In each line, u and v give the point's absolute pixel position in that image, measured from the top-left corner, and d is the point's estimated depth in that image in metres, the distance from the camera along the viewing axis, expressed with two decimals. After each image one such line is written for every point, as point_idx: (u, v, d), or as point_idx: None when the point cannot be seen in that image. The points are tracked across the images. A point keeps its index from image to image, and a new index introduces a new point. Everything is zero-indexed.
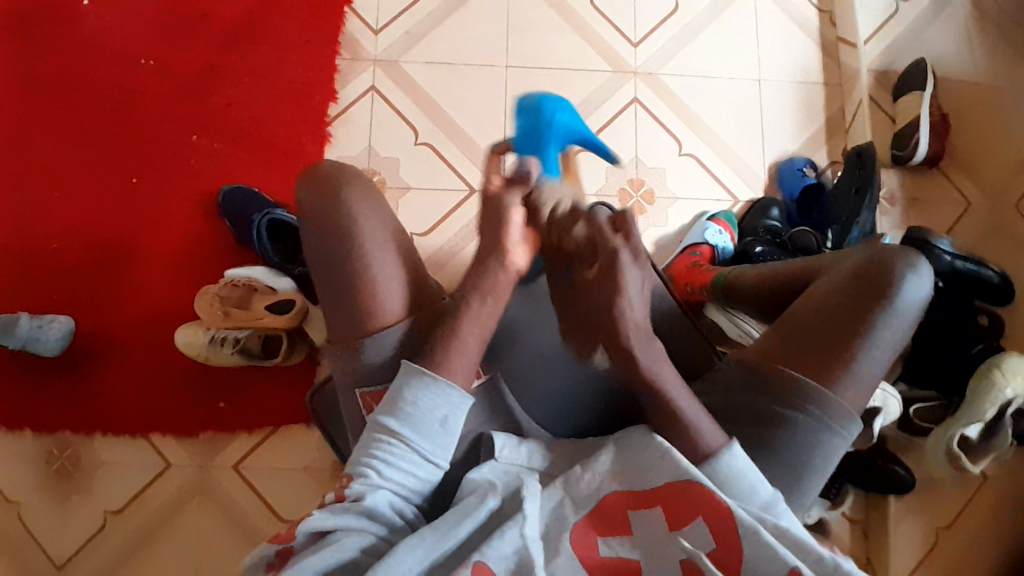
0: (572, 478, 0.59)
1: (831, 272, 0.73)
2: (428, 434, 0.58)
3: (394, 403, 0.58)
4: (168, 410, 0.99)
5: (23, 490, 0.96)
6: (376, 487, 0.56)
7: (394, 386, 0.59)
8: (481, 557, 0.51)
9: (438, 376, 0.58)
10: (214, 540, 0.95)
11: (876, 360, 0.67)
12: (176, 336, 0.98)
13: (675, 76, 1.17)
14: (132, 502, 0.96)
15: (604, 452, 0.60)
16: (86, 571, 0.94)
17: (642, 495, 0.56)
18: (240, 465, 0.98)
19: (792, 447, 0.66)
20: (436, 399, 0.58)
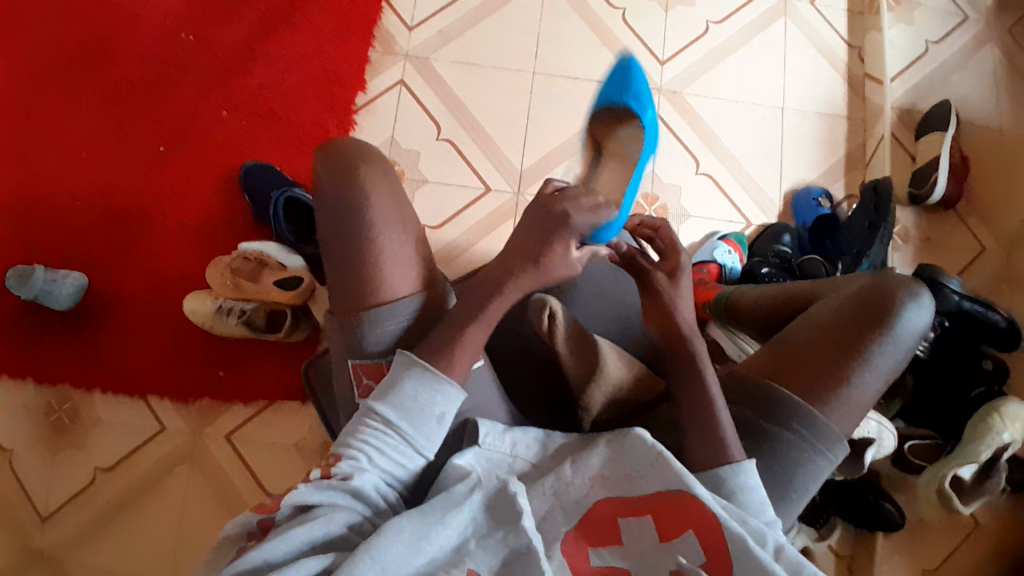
0: (562, 481, 0.56)
1: (832, 296, 0.73)
2: (423, 429, 0.57)
3: (391, 389, 0.57)
4: (168, 373, 1.01)
5: (16, 439, 0.98)
6: (365, 470, 0.55)
7: (399, 374, 0.58)
8: (473, 565, 0.50)
9: (440, 374, 0.58)
10: (198, 507, 0.96)
11: (868, 385, 0.67)
12: (184, 303, 1.00)
13: (698, 96, 1.18)
14: (122, 461, 0.98)
15: (595, 452, 0.56)
16: (68, 524, 0.95)
17: (633, 501, 0.54)
18: (233, 435, 0.99)
19: (776, 464, 0.65)
20: (434, 396, 0.57)
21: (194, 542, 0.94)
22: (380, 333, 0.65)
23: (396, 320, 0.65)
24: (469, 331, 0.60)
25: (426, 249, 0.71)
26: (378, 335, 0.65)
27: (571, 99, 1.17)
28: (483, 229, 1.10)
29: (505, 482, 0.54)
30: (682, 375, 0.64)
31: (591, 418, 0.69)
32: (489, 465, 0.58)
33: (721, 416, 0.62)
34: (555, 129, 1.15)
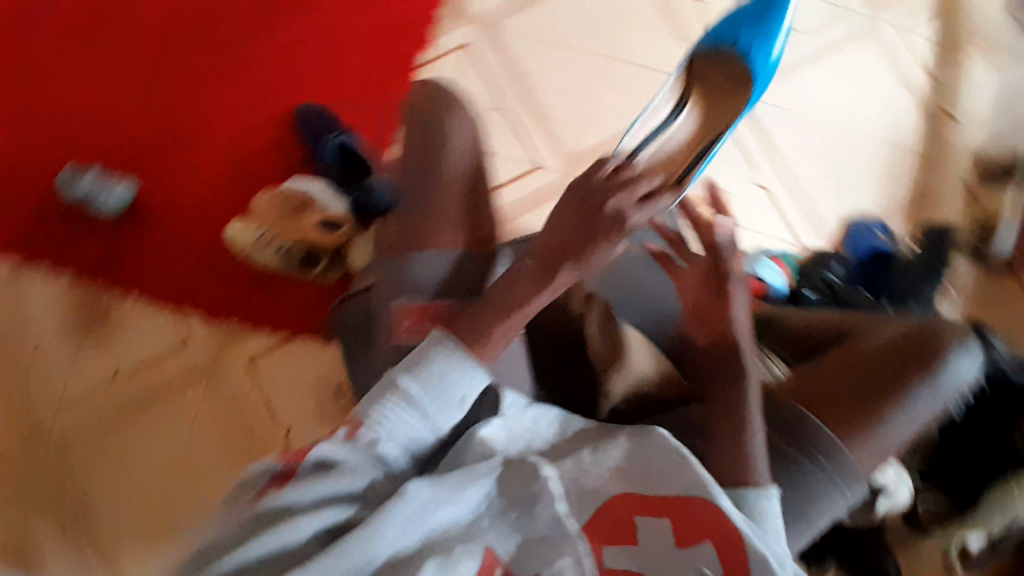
0: (576, 470, 0.55)
1: (873, 335, 0.74)
2: (447, 410, 0.54)
3: (417, 363, 0.54)
4: (200, 290, 1.02)
5: (46, 328, 1.00)
6: (389, 439, 0.52)
7: (431, 351, 0.55)
8: (490, 543, 0.50)
9: (467, 355, 0.55)
10: (210, 422, 0.98)
11: (898, 430, 0.67)
12: (227, 228, 1.01)
13: (772, 105, 1.14)
14: (143, 365, 1.00)
15: (615, 445, 0.56)
16: (82, 416, 0.97)
17: (652, 500, 0.53)
18: (254, 359, 1.01)
19: (791, 490, 0.63)
20: (462, 378, 0.54)
21: (200, 458, 0.96)
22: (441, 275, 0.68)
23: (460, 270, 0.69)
24: (510, 318, 0.58)
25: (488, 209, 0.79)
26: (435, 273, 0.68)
27: (636, 88, 1.15)
28: (530, 203, 1.09)
29: (534, 465, 0.52)
30: (720, 383, 0.65)
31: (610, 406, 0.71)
32: (504, 438, 0.56)
33: (753, 437, 0.61)
34: (617, 115, 1.14)
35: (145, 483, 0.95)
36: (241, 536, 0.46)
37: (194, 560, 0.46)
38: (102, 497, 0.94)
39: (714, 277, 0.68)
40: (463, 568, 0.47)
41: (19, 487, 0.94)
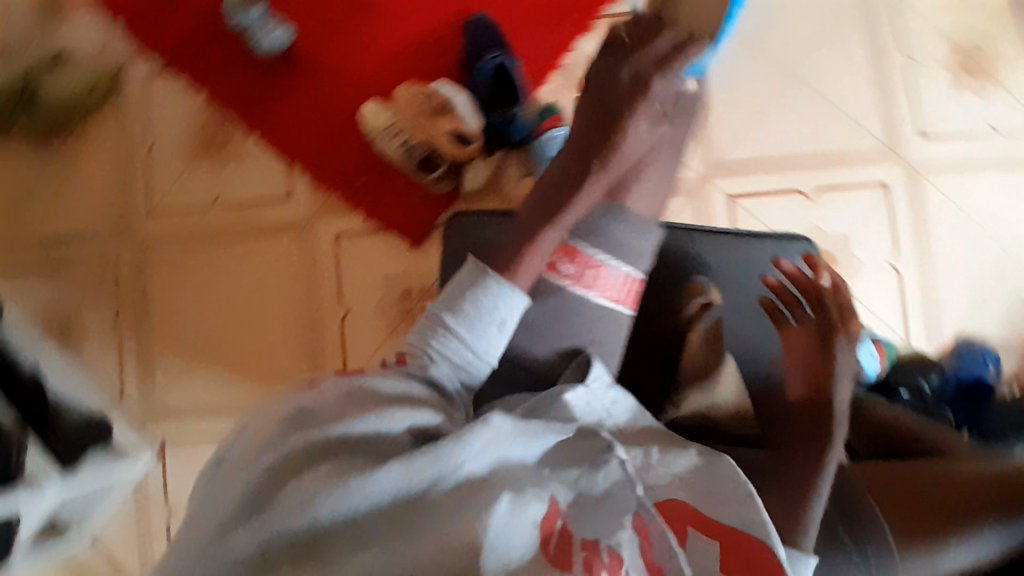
0: (645, 463, 0.55)
1: (966, 461, 0.69)
2: (487, 336, 0.56)
3: (455, 299, 0.57)
4: (315, 155, 1.01)
5: (163, 135, 1.02)
6: (435, 362, 0.55)
7: (462, 282, 0.57)
8: (554, 493, 0.47)
9: (498, 279, 0.57)
10: (280, 281, 0.98)
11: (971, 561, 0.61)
12: (361, 107, 0.99)
13: (940, 192, 1.00)
14: (239, 204, 1.00)
15: (685, 454, 0.56)
16: (166, 229, 1.00)
17: (709, 520, 0.51)
18: (341, 238, 1.00)
19: (824, 566, 0.62)
20: (497, 302, 0.56)
21: (259, 308, 0.98)
22: (615, 229, 0.62)
23: (636, 231, 0.64)
24: (548, 232, 0.60)
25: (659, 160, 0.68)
26: (605, 224, 0.62)
27: None
28: None
29: (608, 442, 0.52)
30: (797, 436, 0.64)
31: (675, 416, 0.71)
32: (585, 403, 0.56)
33: (819, 496, 0.60)
34: None
35: (206, 312, 0.98)
36: (333, 413, 0.47)
37: (285, 422, 0.47)
38: (167, 309, 0.98)
39: (823, 330, 0.66)
40: (533, 511, 0.44)
41: (103, 272, 0.99)
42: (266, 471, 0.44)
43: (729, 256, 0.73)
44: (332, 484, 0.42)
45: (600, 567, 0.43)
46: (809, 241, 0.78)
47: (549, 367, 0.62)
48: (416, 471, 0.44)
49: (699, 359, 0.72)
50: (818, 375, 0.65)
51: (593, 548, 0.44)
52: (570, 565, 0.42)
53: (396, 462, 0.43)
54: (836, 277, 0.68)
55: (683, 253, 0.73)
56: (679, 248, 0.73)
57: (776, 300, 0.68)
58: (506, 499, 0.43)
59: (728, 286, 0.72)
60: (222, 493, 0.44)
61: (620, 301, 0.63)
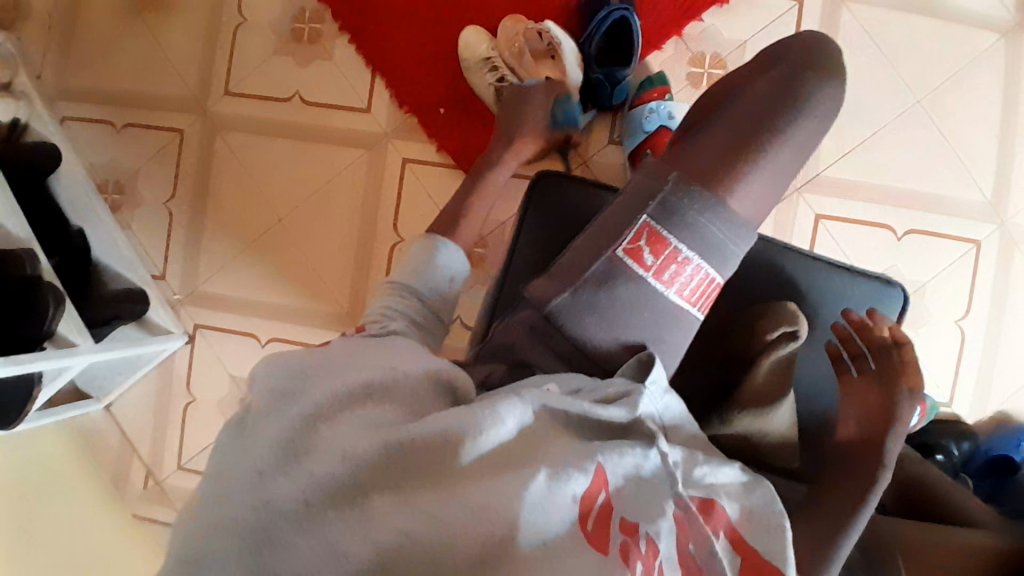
0: (692, 461, 0.52)
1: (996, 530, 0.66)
2: (439, 286, 0.67)
3: (409, 263, 0.67)
4: (405, 72, 0.96)
5: (257, 16, 0.98)
6: (397, 313, 0.62)
7: (411, 255, 0.69)
8: (603, 461, 0.44)
9: (440, 239, 0.70)
10: (340, 193, 0.96)
11: None
12: (466, 31, 0.93)
13: None
14: (318, 106, 0.97)
15: (732, 466, 0.54)
16: (239, 113, 0.97)
17: (739, 538, 0.49)
18: (409, 163, 0.96)
19: None
20: (447, 258, 0.69)
21: (312, 215, 0.96)
22: (710, 228, 0.57)
23: (726, 233, 0.57)
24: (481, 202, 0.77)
25: (787, 168, 0.60)
26: (695, 220, 0.57)
27: None
28: None
29: (652, 433, 0.49)
30: (834, 476, 0.63)
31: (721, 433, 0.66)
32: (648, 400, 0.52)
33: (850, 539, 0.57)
34: None
35: (258, 208, 0.96)
36: (342, 368, 0.46)
37: (295, 376, 0.45)
38: (221, 195, 0.96)
39: (886, 381, 0.67)
40: (573, 485, 0.41)
41: (165, 145, 0.97)
42: (302, 418, 0.41)
43: (822, 289, 0.73)
44: (383, 434, 0.40)
45: (637, 555, 0.40)
46: (900, 289, 0.76)
47: (608, 356, 0.59)
48: (451, 421, 0.42)
49: (766, 391, 0.63)
50: (881, 420, 0.64)
51: (631, 533, 0.42)
52: (606, 547, 0.40)
53: (428, 417, 0.42)
54: (899, 335, 0.69)
55: (782, 275, 0.72)
56: (776, 269, 0.73)
57: (842, 348, 0.70)
58: (546, 471, 0.41)
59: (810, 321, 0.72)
60: (255, 443, 0.40)
61: (695, 304, 0.59)
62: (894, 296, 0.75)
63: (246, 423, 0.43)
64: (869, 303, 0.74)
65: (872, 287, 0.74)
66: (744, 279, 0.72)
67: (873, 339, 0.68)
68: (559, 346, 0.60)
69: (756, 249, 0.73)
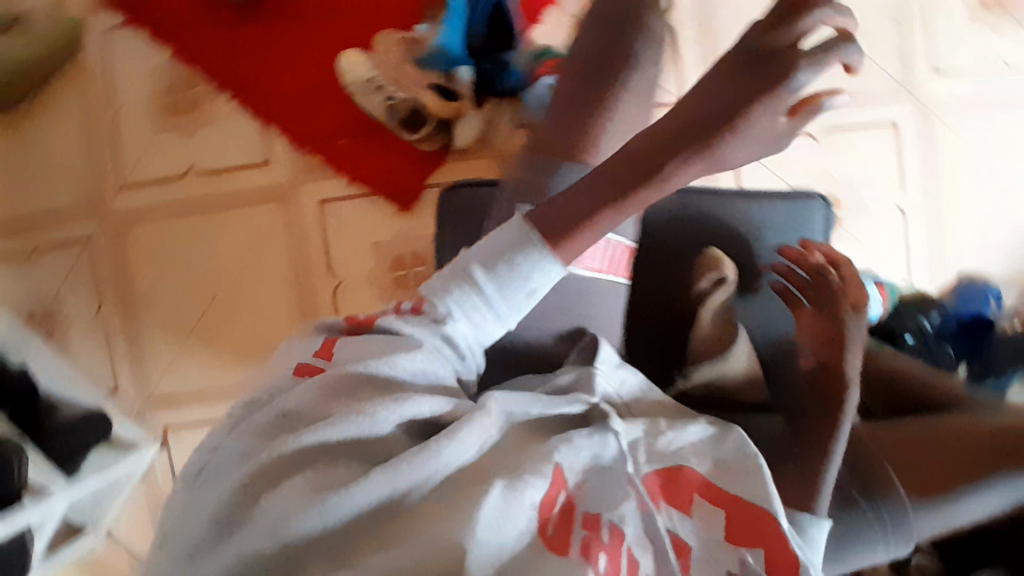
0: (654, 431, 0.51)
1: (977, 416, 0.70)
2: (513, 304, 0.44)
3: (494, 252, 0.43)
4: (295, 114, 0.94)
5: (129, 99, 0.95)
6: (455, 323, 0.44)
7: (498, 226, 0.45)
8: (559, 459, 0.43)
9: (540, 244, 0.43)
10: (266, 250, 0.94)
11: (977, 506, 0.62)
12: (341, 57, 0.91)
13: (949, 130, 0.98)
14: (217, 172, 0.94)
15: (694, 424, 0.52)
16: (142, 202, 0.94)
17: (718, 491, 0.48)
18: (324, 203, 0.94)
19: (841, 532, 0.62)
20: (532, 269, 0.43)
21: (248, 281, 0.94)
22: None
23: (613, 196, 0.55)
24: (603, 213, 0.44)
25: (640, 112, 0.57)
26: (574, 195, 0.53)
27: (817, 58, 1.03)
28: None
29: (606, 414, 0.50)
30: (818, 404, 0.62)
31: (682, 389, 0.69)
32: (600, 380, 0.53)
33: (836, 453, 0.57)
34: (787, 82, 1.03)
35: (192, 284, 0.94)
36: (319, 412, 0.38)
37: (264, 428, 0.38)
38: (145, 289, 0.94)
39: (831, 306, 0.66)
40: (531, 492, 0.39)
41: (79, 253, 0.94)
42: (235, 490, 0.35)
43: (742, 224, 0.75)
44: (316, 501, 0.34)
45: (599, 547, 0.40)
46: (820, 199, 0.78)
47: (551, 353, 0.60)
48: (400, 471, 0.36)
49: (717, 336, 0.70)
50: (834, 342, 0.64)
51: (594, 525, 0.42)
52: (566, 549, 0.38)
53: (380, 469, 0.36)
54: (831, 256, 0.71)
55: (706, 220, 0.74)
56: (700, 214, 0.74)
57: (786, 284, 0.70)
58: (501, 484, 0.38)
59: (740, 259, 0.74)
60: (182, 523, 0.36)
61: (613, 271, 0.62)
62: (812, 208, 0.77)
63: (203, 474, 0.38)
64: (791, 226, 0.76)
65: (790, 208, 0.76)
66: (671, 233, 0.74)
67: (809, 266, 0.70)
68: (511, 361, 0.61)
69: (675, 203, 0.74)
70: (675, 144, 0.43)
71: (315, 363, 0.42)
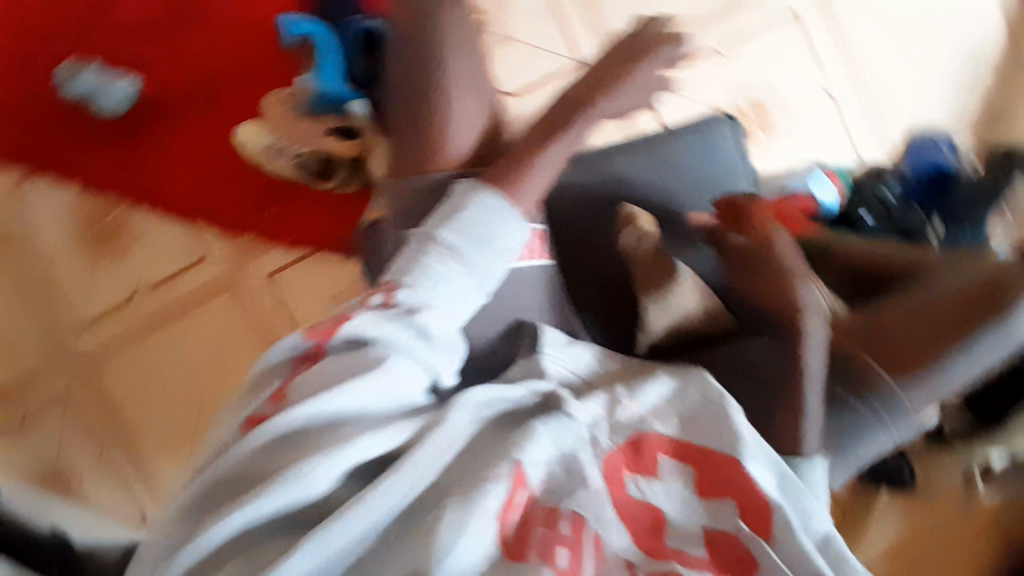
0: (615, 401, 0.59)
1: (938, 277, 0.75)
2: (484, 260, 0.56)
3: (450, 211, 0.57)
4: (217, 203, 0.97)
5: (56, 243, 0.95)
6: (425, 304, 0.52)
7: (449, 200, 0.59)
8: (522, 459, 0.49)
9: (494, 195, 0.59)
10: (233, 338, 0.95)
11: (965, 370, 0.67)
12: (238, 132, 0.92)
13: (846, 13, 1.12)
14: (162, 282, 0.95)
15: (652, 383, 0.61)
16: (103, 336, 0.94)
17: (688, 448, 0.57)
18: (272, 275, 0.96)
19: (840, 432, 0.67)
20: (495, 223, 0.58)
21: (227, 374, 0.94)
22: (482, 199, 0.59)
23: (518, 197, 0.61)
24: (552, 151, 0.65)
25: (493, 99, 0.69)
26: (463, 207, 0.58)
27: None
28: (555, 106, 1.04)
29: (562, 400, 0.57)
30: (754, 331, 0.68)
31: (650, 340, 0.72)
32: (553, 365, 0.61)
33: (808, 390, 0.62)
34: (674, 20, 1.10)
35: (178, 392, 0.93)
36: (258, 474, 0.42)
37: (199, 501, 0.42)
38: (135, 414, 0.93)
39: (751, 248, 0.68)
40: (489, 502, 0.45)
41: (48, 412, 0.91)
42: None
43: (658, 165, 0.81)
44: None
45: (558, 542, 0.46)
46: (719, 120, 0.86)
47: (498, 356, 0.64)
48: (320, 541, 0.40)
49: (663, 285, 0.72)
50: (770, 282, 0.66)
51: (554, 522, 0.47)
52: (524, 553, 0.45)
53: (310, 539, 0.40)
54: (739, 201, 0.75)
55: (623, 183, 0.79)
56: (610, 176, 0.78)
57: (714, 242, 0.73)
58: (454, 506, 0.43)
59: (663, 196, 0.80)
60: None
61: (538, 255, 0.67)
62: (716, 130, 0.84)
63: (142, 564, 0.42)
64: (700, 152, 0.83)
65: (697, 137, 0.83)
66: (588, 200, 0.77)
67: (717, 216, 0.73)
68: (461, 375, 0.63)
69: (582, 174, 0.77)
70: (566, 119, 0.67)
71: (265, 409, 0.45)
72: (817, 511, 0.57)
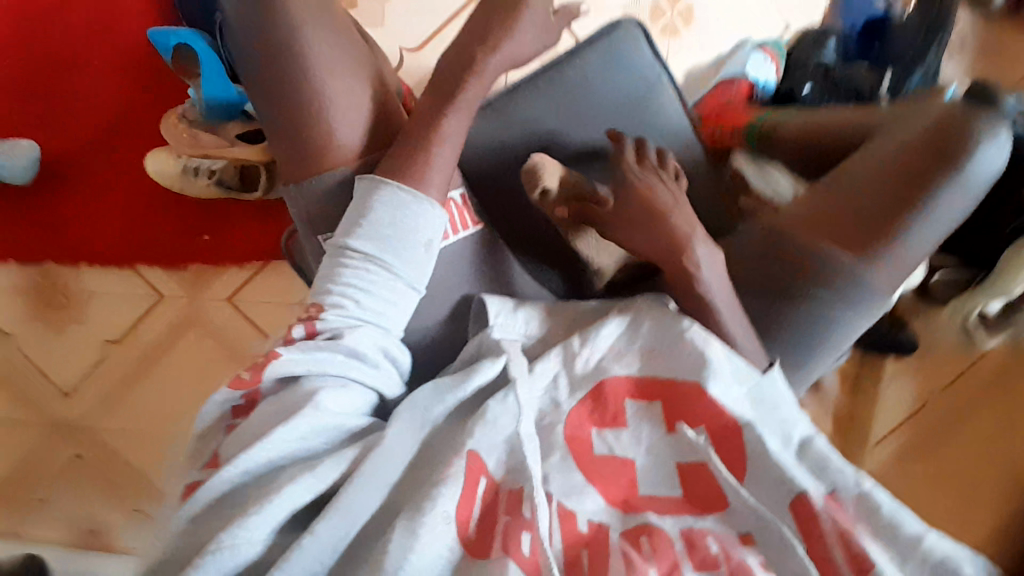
0: (569, 350, 0.56)
1: (889, 132, 0.71)
2: (411, 258, 0.55)
3: (360, 207, 0.55)
4: (152, 241, 0.95)
5: (15, 323, 0.95)
6: (353, 324, 0.53)
7: (354, 202, 0.56)
8: (474, 447, 0.49)
9: (399, 186, 0.56)
10: (210, 368, 0.96)
11: (928, 231, 0.65)
12: (147, 162, 0.89)
13: None
14: (127, 332, 0.96)
15: (612, 320, 0.58)
16: (89, 399, 0.95)
17: (649, 384, 0.56)
18: (233, 298, 0.97)
19: (807, 323, 0.66)
20: (414, 219, 0.56)
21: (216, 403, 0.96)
22: (385, 197, 0.55)
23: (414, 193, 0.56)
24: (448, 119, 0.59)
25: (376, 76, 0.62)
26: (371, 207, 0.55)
27: None
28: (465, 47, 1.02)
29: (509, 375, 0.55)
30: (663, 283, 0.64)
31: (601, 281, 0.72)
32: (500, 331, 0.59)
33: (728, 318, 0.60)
34: None
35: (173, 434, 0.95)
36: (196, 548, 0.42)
37: None
38: (145, 462, 0.95)
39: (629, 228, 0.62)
40: (442, 505, 0.44)
41: (65, 485, 0.94)
42: None
43: (567, 95, 0.73)
44: None
45: (520, 528, 0.46)
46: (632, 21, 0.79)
47: (447, 339, 0.65)
48: None
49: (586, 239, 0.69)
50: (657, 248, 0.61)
51: (515, 507, 0.47)
52: (486, 551, 0.44)
53: None
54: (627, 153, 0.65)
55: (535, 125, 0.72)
56: (518, 123, 0.71)
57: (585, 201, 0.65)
58: (401, 523, 0.43)
59: (579, 131, 0.73)
60: None
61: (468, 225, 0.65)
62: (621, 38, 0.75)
63: None
64: (611, 69, 0.75)
65: (602, 50, 0.74)
66: (496, 157, 0.71)
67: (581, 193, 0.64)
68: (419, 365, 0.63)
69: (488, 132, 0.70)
70: (455, 78, 0.61)
71: (200, 476, 0.46)
72: (790, 414, 0.56)
